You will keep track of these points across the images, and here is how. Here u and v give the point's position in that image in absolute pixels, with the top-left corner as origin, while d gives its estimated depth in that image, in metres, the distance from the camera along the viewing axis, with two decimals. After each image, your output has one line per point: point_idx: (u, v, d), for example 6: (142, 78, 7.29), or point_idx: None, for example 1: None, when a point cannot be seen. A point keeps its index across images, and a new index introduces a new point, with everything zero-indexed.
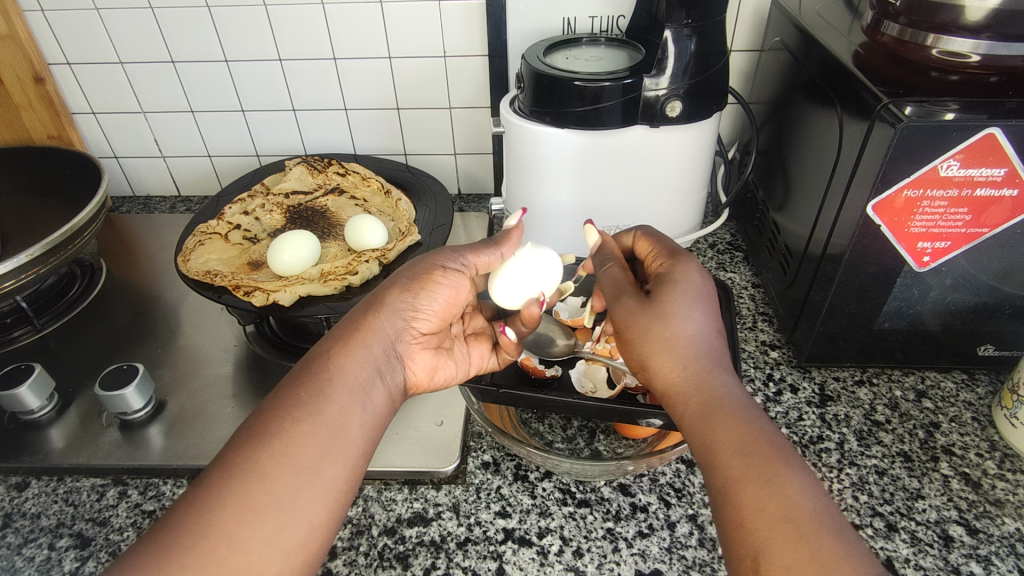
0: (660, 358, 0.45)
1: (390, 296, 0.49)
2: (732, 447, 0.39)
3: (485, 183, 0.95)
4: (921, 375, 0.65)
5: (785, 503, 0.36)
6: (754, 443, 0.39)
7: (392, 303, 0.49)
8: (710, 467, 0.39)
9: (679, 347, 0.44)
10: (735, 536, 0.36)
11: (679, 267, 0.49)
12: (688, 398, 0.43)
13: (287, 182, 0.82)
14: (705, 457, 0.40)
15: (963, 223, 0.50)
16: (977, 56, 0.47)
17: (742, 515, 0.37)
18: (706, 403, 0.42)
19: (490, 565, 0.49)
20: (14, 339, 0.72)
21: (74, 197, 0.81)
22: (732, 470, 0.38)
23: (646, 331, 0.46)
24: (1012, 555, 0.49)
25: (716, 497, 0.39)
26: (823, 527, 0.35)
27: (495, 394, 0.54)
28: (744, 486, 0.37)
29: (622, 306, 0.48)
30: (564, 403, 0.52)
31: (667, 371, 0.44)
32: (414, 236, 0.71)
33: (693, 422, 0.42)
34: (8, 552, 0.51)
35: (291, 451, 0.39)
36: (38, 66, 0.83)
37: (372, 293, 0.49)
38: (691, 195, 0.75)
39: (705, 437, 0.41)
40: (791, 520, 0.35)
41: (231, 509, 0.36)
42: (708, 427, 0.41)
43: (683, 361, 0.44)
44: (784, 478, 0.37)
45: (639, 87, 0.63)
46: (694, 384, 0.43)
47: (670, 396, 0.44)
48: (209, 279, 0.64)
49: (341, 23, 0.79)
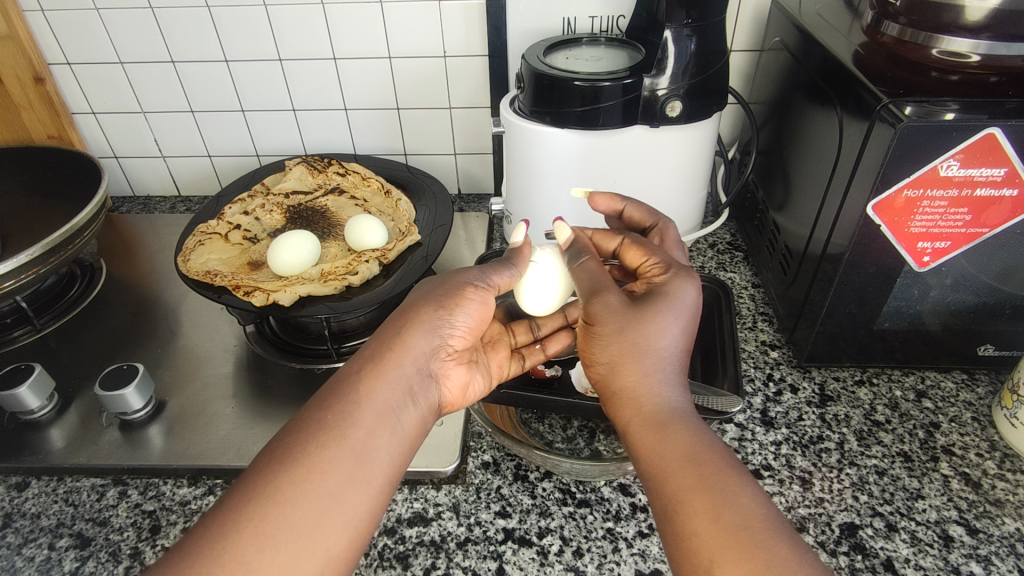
0: (624, 364, 0.44)
1: (421, 314, 0.48)
2: (682, 458, 0.39)
3: (485, 183, 0.95)
4: (921, 375, 0.65)
5: (734, 516, 0.35)
6: (708, 456, 0.39)
7: (425, 321, 0.48)
8: (657, 476, 0.39)
9: (644, 355, 0.44)
10: (678, 545, 0.37)
11: (667, 278, 0.48)
12: (642, 408, 0.43)
13: (287, 182, 0.82)
14: (650, 469, 0.40)
15: (963, 223, 0.50)
16: (977, 56, 0.47)
17: (688, 525, 0.36)
18: (660, 414, 0.42)
19: (490, 565, 0.49)
20: (14, 339, 0.72)
21: (74, 197, 0.81)
22: (679, 481, 0.38)
23: (620, 333, 0.45)
24: (1012, 555, 0.49)
25: (662, 508, 0.38)
26: (773, 542, 0.34)
27: (495, 395, 0.55)
28: (688, 496, 0.37)
29: (600, 300, 0.47)
30: (564, 403, 0.52)
31: (626, 377, 0.44)
32: (414, 236, 0.71)
33: (643, 431, 0.42)
34: (8, 552, 0.51)
35: (313, 477, 0.38)
36: (37, 66, 0.83)
37: (404, 308, 0.49)
38: (691, 195, 0.75)
39: (654, 446, 0.40)
40: (738, 533, 0.35)
41: (250, 533, 0.36)
42: (659, 438, 0.40)
43: (644, 371, 0.44)
44: (735, 491, 0.37)
45: (639, 87, 0.63)
46: (651, 395, 0.43)
47: (624, 403, 0.44)
48: (209, 279, 0.64)
49: (340, 22, 0.79)
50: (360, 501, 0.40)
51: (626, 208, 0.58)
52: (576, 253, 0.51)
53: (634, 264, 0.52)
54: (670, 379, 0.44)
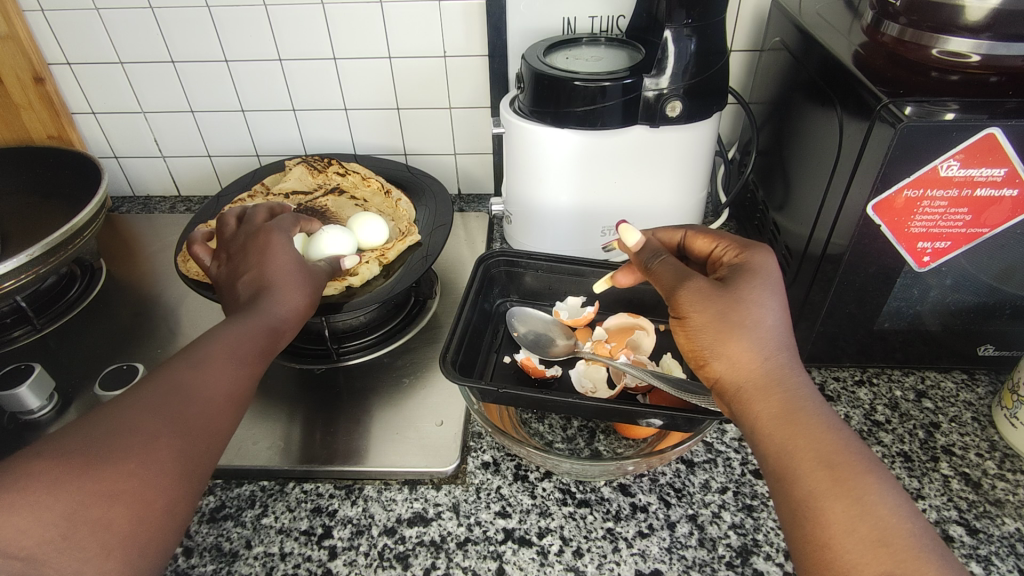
0: (738, 352, 0.41)
1: (273, 257, 0.53)
2: (816, 456, 0.38)
3: (485, 183, 0.95)
4: (921, 374, 0.65)
5: (875, 521, 0.35)
6: (846, 455, 0.38)
7: (285, 266, 0.53)
8: (789, 476, 0.38)
9: (752, 333, 0.42)
10: (821, 557, 0.35)
11: (753, 253, 0.47)
12: (767, 400, 0.40)
13: (287, 182, 0.82)
14: (786, 472, 0.38)
15: (963, 223, 0.50)
16: (978, 56, 0.47)
17: (826, 533, 0.35)
18: (787, 403, 0.40)
19: (490, 565, 0.49)
20: (14, 339, 0.72)
21: (74, 197, 0.81)
22: (815, 484, 0.37)
23: (721, 318, 0.42)
24: (1012, 555, 0.49)
25: (795, 515, 0.37)
26: (921, 547, 0.34)
27: (495, 394, 0.51)
28: (824, 500, 0.36)
29: (691, 287, 0.44)
30: (564, 403, 0.50)
31: (743, 364, 0.41)
32: (414, 236, 0.71)
33: (772, 425, 0.39)
34: None
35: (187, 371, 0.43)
36: (38, 66, 0.83)
37: (257, 242, 0.55)
38: (691, 195, 0.74)
39: (787, 447, 0.38)
40: (886, 542, 0.34)
41: (99, 448, 0.36)
42: (795, 437, 0.38)
43: (761, 354, 0.41)
44: (876, 491, 0.36)
45: (639, 87, 0.63)
46: (776, 383, 0.41)
47: (749, 393, 0.41)
48: (210, 278, 0.64)
49: (340, 23, 0.79)
50: (214, 428, 0.42)
51: (687, 236, 0.54)
52: (653, 253, 0.49)
53: (703, 252, 0.52)
54: (799, 374, 0.41)
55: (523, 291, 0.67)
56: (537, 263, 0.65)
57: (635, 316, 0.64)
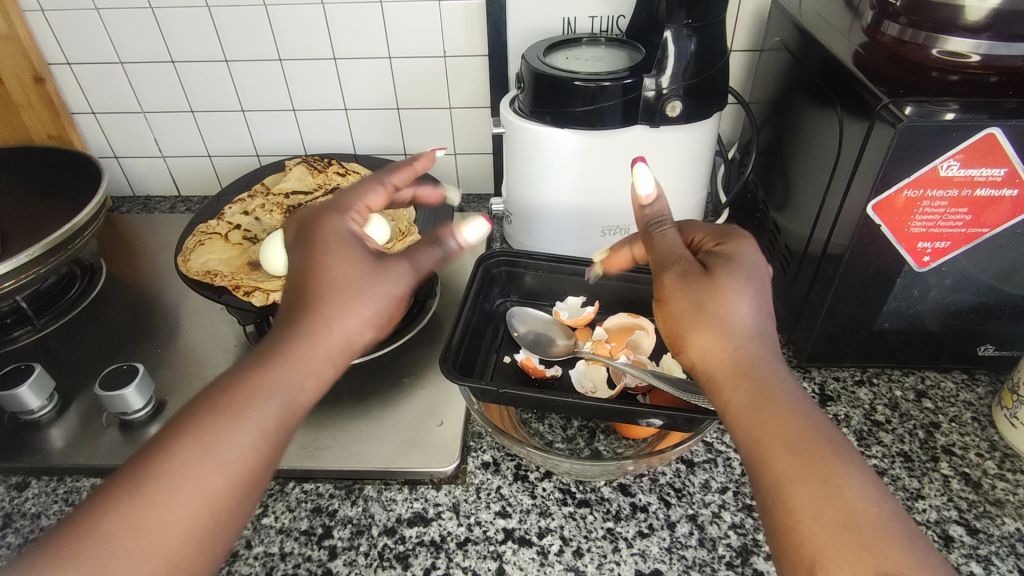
0: (710, 339, 0.41)
1: (335, 261, 0.41)
2: (786, 441, 0.37)
3: (485, 183, 0.95)
4: (921, 374, 0.65)
5: (842, 507, 0.35)
6: (817, 441, 0.37)
7: (341, 271, 0.41)
8: (760, 460, 0.38)
9: (723, 321, 0.41)
10: (790, 541, 0.35)
11: (734, 241, 0.45)
12: (740, 386, 0.40)
13: (286, 181, 0.82)
14: (757, 456, 0.38)
15: (963, 223, 0.50)
16: (977, 56, 0.47)
17: (792, 518, 0.36)
18: (759, 389, 0.39)
19: (490, 564, 0.49)
20: (14, 339, 0.72)
21: (74, 197, 0.81)
22: (783, 468, 0.37)
23: (695, 305, 0.42)
24: (1012, 555, 0.49)
25: (765, 500, 0.37)
26: (887, 532, 0.34)
27: (495, 394, 0.51)
28: (791, 486, 0.36)
29: (673, 271, 0.43)
30: (563, 404, 0.50)
31: (714, 351, 0.41)
32: (414, 236, 0.71)
33: (745, 410, 0.39)
34: (10, 551, 0.51)
35: (219, 420, 0.36)
36: (38, 66, 0.83)
37: (313, 238, 0.42)
38: (691, 196, 0.74)
39: (756, 432, 0.38)
40: (852, 526, 0.34)
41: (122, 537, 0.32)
42: (764, 422, 0.38)
43: (733, 340, 0.41)
44: (844, 478, 0.36)
45: (639, 87, 0.63)
46: (751, 369, 0.40)
47: (722, 379, 0.41)
48: (209, 279, 0.64)
49: (340, 23, 0.79)
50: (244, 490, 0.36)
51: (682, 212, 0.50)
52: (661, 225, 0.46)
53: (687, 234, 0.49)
54: (773, 358, 0.41)
55: (522, 291, 0.67)
56: (537, 263, 0.65)
57: (635, 316, 0.64)
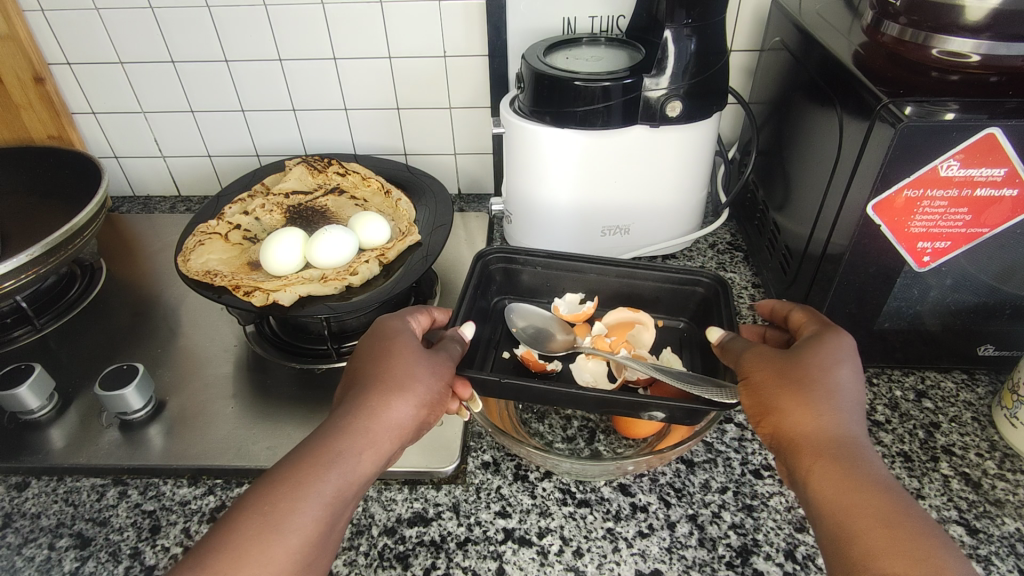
0: (802, 411, 0.42)
1: (396, 362, 0.47)
2: (876, 517, 0.37)
3: (485, 183, 0.95)
4: (921, 375, 0.65)
5: None
6: (906, 520, 0.37)
7: (412, 369, 0.46)
8: (847, 533, 0.37)
9: (817, 394, 0.42)
10: None
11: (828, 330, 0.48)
12: (824, 459, 0.40)
13: (287, 182, 0.82)
14: (842, 530, 0.38)
15: (963, 223, 0.50)
16: (977, 56, 0.47)
17: None
18: (848, 463, 0.40)
19: (490, 565, 0.49)
20: (14, 339, 0.72)
21: (74, 197, 0.81)
22: (870, 544, 0.36)
23: (785, 378, 0.44)
24: (1012, 555, 0.49)
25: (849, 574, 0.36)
26: None
27: (497, 386, 0.51)
28: (878, 561, 0.35)
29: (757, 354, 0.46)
30: (565, 395, 0.50)
31: (804, 423, 0.42)
32: (414, 236, 0.70)
33: (832, 484, 0.39)
34: (8, 551, 0.51)
35: (285, 492, 0.39)
36: (38, 66, 0.83)
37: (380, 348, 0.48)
38: (691, 196, 0.74)
39: (842, 505, 0.38)
40: None
41: None
42: (851, 497, 0.38)
43: (822, 413, 0.42)
44: (937, 561, 0.35)
45: (639, 87, 0.63)
46: (841, 446, 0.40)
47: (810, 450, 0.41)
48: (209, 279, 0.64)
49: (340, 23, 0.79)
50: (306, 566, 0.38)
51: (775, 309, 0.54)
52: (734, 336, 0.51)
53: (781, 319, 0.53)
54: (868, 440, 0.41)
55: (522, 290, 0.67)
56: (537, 260, 0.65)
57: (635, 311, 0.63)
